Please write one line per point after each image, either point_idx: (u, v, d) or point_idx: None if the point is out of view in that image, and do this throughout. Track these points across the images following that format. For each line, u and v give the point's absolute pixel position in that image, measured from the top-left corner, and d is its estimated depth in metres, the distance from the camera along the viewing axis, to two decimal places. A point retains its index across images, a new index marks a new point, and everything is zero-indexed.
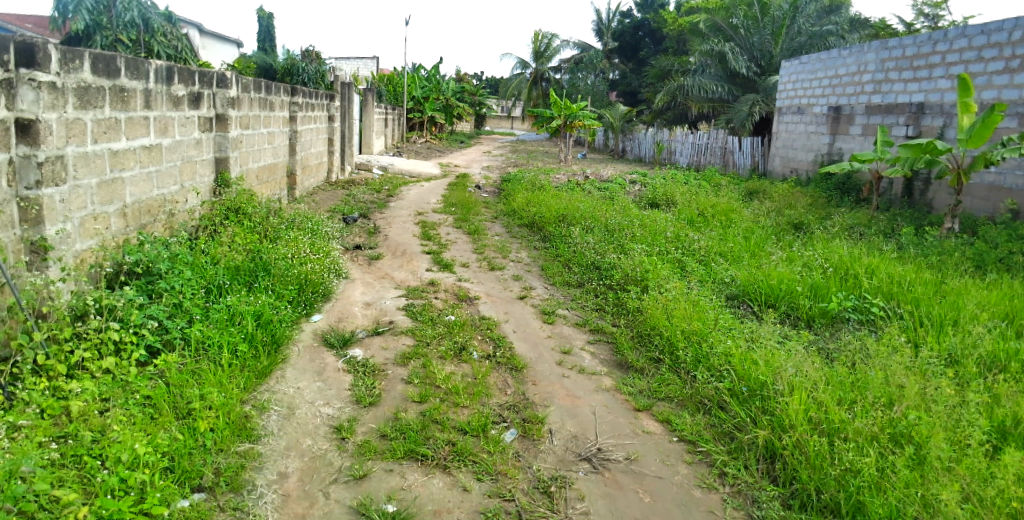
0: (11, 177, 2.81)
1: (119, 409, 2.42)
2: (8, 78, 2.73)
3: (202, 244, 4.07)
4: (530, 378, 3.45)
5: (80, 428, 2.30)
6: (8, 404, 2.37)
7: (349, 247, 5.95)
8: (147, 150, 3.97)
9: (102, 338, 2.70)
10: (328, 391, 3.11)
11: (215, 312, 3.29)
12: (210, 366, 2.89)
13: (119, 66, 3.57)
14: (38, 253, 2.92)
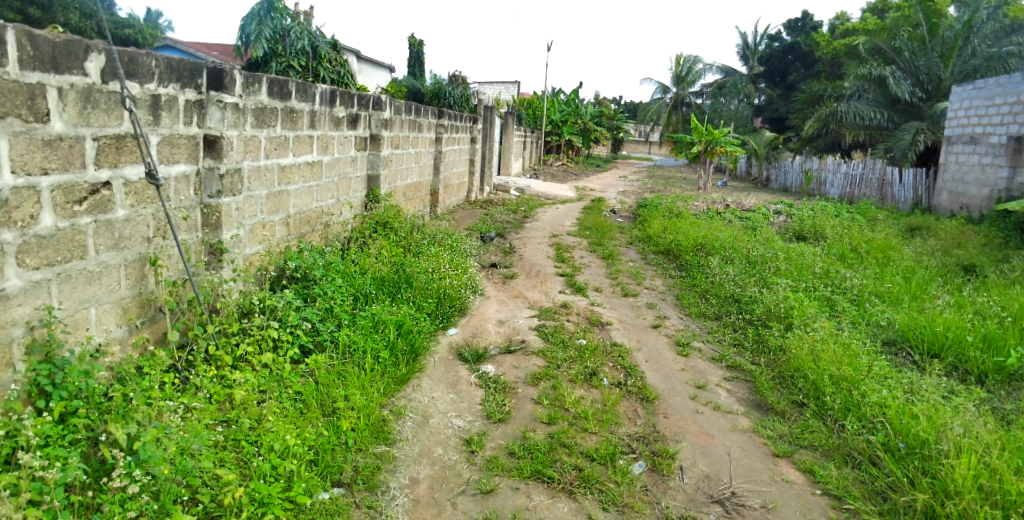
0: (197, 186, 3.24)
1: (274, 401, 2.61)
2: (200, 99, 3.15)
3: (353, 255, 4.35)
4: (661, 411, 3.31)
5: (241, 416, 2.50)
6: (182, 387, 2.63)
7: (485, 265, 6.13)
8: (310, 166, 4.35)
9: (263, 335, 2.96)
10: (461, 404, 3.18)
11: (361, 319, 3.46)
12: (355, 369, 3.04)
13: (291, 89, 3.93)
14: (215, 255, 3.34)
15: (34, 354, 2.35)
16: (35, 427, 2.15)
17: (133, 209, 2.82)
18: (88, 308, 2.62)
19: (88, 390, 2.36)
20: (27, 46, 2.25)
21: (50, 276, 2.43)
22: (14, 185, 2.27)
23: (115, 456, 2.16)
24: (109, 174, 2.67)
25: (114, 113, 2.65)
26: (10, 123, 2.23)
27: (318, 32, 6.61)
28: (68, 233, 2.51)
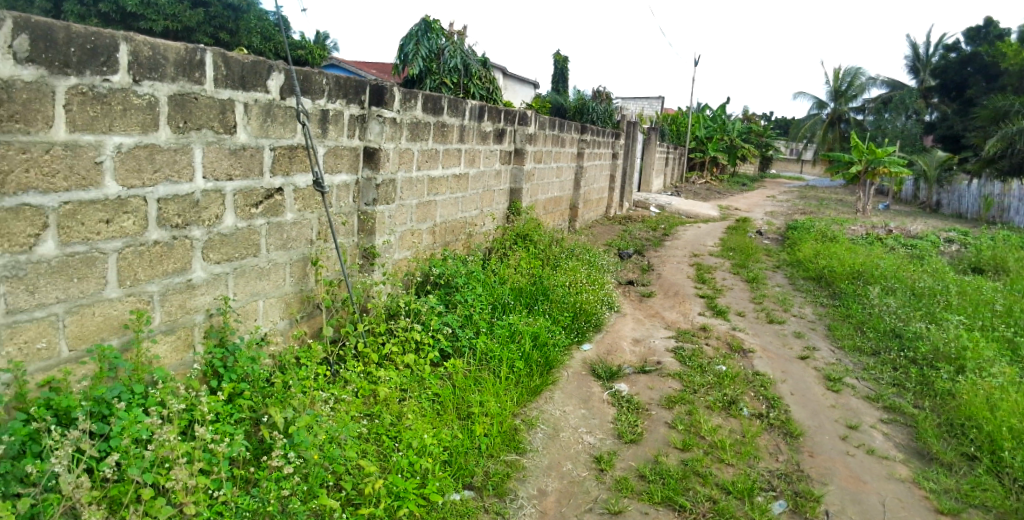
0: (356, 194, 3.53)
1: (414, 401, 2.74)
2: (362, 114, 3.43)
3: (493, 265, 4.50)
4: (806, 449, 3.08)
5: (383, 411, 2.65)
6: (333, 380, 2.84)
7: (621, 282, 6.09)
8: (457, 179, 4.54)
9: (407, 337, 3.13)
10: (592, 420, 3.16)
11: (499, 328, 3.58)
12: (490, 376, 3.14)
13: (444, 104, 4.15)
14: (368, 258, 3.59)
15: (212, 338, 2.69)
16: (210, 403, 2.41)
17: (299, 213, 3.15)
18: (258, 300, 2.96)
19: (255, 376, 2.62)
20: (221, 66, 2.59)
21: (228, 270, 2.78)
22: (205, 188, 2.62)
23: (273, 436, 2.36)
24: (281, 181, 3.01)
25: (289, 126, 2.98)
26: (205, 133, 2.58)
27: (470, 50, 6.86)
28: (246, 233, 2.85)
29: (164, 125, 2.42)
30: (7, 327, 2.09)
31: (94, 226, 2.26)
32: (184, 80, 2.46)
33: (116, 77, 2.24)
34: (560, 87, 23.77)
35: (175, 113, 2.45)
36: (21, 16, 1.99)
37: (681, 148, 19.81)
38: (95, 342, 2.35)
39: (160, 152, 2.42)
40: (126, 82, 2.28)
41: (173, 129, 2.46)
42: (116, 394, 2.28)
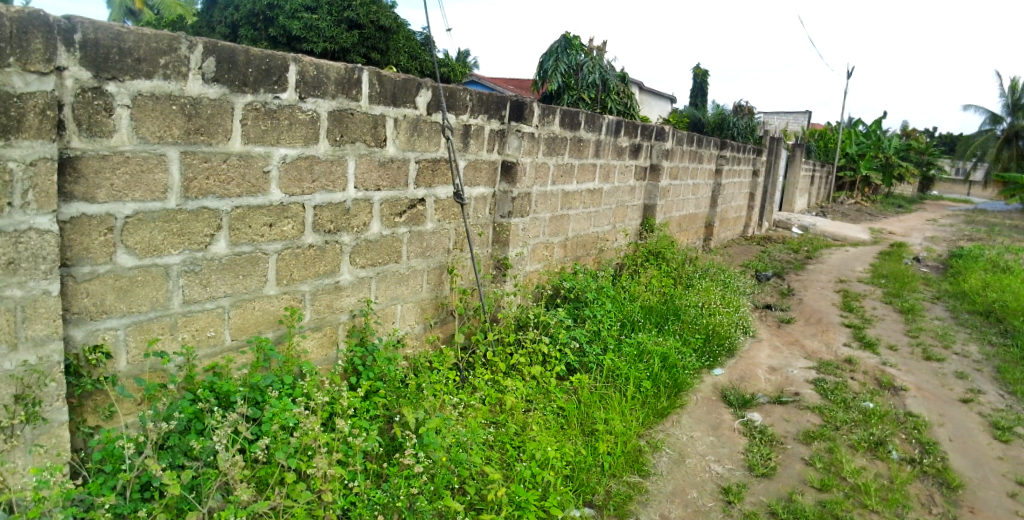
0: (492, 207, 3.83)
1: (539, 414, 2.83)
2: (501, 129, 3.73)
3: (624, 281, 4.70)
4: (965, 503, 2.83)
5: (508, 421, 2.74)
6: (462, 386, 2.98)
7: (758, 305, 5.93)
8: (592, 194, 4.80)
9: (534, 349, 3.29)
10: (721, 449, 3.11)
11: (626, 347, 3.72)
12: (617, 394, 3.21)
13: (580, 120, 4.38)
14: (500, 269, 3.87)
15: (353, 337, 3.00)
16: (349, 398, 2.57)
17: (439, 223, 3.43)
18: (395, 304, 3.25)
19: (391, 376, 2.77)
20: (375, 84, 2.91)
21: (372, 275, 3.09)
22: (355, 196, 2.94)
23: (405, 434, 2.48)
24: (424, 192, 3.30)
25: (434, 140, 3.26)
26: (357, 146, 2.90)
27: (609, 64, 6.85)
28: (389, 240, 3.15)
29: (322, 138, 2.75)
30: (183, 315, 2.45)
31: (259, 228, 2.61)
32: (342, 97, 2.79)
33: (285, 94, 2.59)
34: (699, 102, 23.59)
35: (333, 128, 2.78)
36: (211, 42, 2.36)
37: (824, 165, 18.85)
38: (253, 334, 2.66)
39: (318, 163, 2.76)
40: (293, 99, 2.62)
41: (330, 142, 2.79)
42: (269, 383, 2.51)
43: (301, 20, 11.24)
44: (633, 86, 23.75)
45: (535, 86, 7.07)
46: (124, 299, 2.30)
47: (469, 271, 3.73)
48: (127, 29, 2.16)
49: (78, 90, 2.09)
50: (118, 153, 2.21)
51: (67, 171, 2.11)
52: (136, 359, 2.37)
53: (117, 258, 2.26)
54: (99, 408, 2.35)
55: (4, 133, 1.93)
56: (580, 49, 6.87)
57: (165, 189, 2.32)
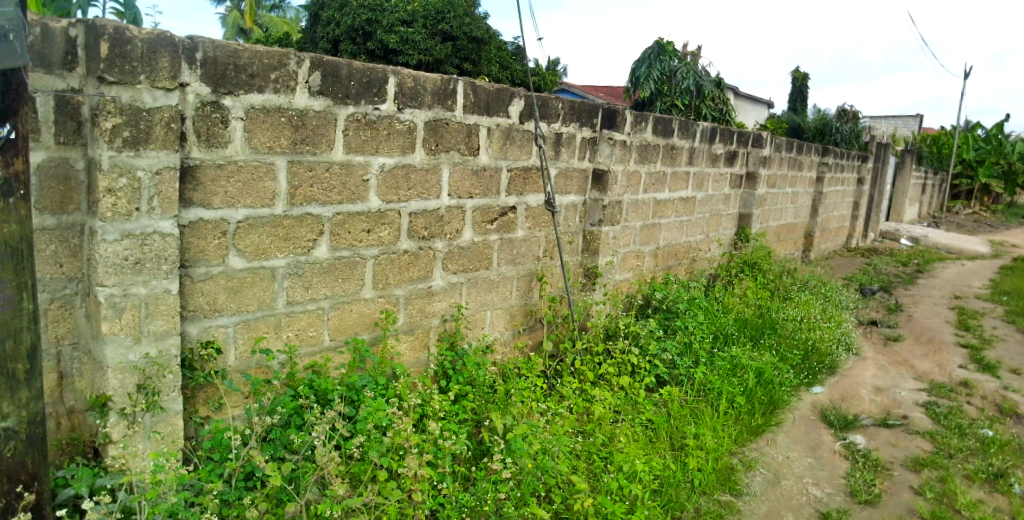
0: (583, 215, 3.93)
1: (627, 425, 2.88)
2: (593, 137, 3.84)
3: (716, 294, 4.82)
4: None
5: (596, 430, 2.79)
6: (549, 393, 3.08)
7: (863, 321, 5.78)
8: (684, 203, 4.91)
9: (623, 359, 3.39)
10: (820, 471, 3.13)
11: (720, 360, 3.76)
12: (708, 409, 3.25)
13: (673, 127, 4.48)
14: (589, 277, 3.97)
15: (443, 341, 3.10)
16: (439, 401, 2.65)
17: (529, 230, 3.55)
18: (485, 310, 3.37)
19: (480, 380, 2.88)
20: (470, 94, 3.04)
21: (463, 281, 3.21)
22: (448, 204, 3.07)
23: (494, 439, 2.57)
24: (515, 200, 3.42)
25: (525, 148, 3.39)
26: (452, 155, 3.03)
27: (703, 70, 6.81)
28: (480, 247, 3.27)
29: (419, 148, 2.88)
30: (287, 316, 2.60)
31: (357, 234, 2.74)
32: (437, 107, 2.91)
33: (384, 105, 2.72)
34: (800, 107, 22.84)
35: (429, 137, 2.91)
36: (317, 57, 2.50)
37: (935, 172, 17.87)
38: (350, 335, 2.80)
39: (414, 172, 2.89)
40: (392, 110, 2.75)
41: (426, 150, 2.92)
42: (364, 383, 2.62)
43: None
44: (731, 92, 23.03)
45: (627, 92, 7.14)
46: (235, 299, 2.45)
47: (560, 279, 3.84)
48: (243, 47, 2.31)
49: (199, 105, 2.26)
50: (233, 162, 2.36)
51: (188, 179, 2.28)
52: (244, 355, 2.53)
53: (230, 260, 2.42)
54: (209, 400, 2.51)
55: (135, 144, 2.11)
56: (675, 53, 6.87)
57: (273, 196, 2.47)
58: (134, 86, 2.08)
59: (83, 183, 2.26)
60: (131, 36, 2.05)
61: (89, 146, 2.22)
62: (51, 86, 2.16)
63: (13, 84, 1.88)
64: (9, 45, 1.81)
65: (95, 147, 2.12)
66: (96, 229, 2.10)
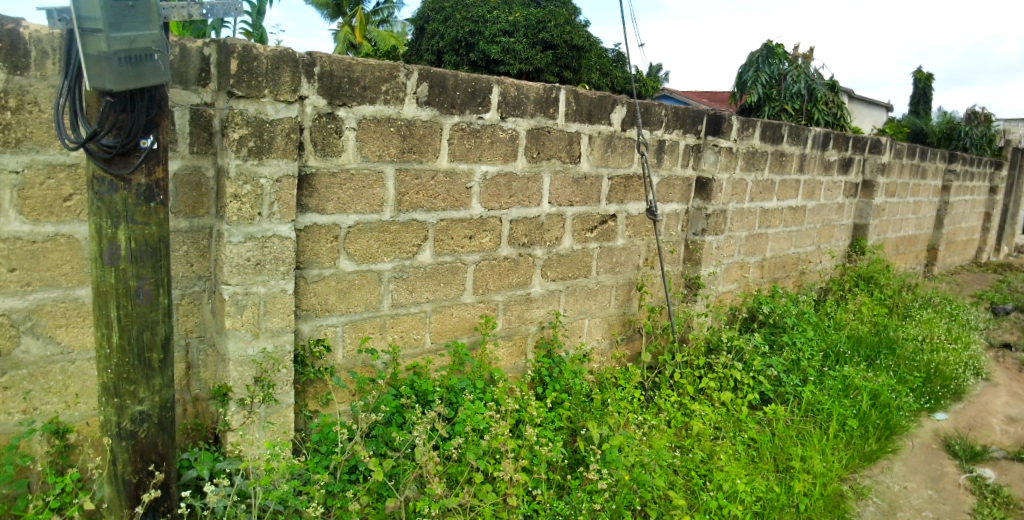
0: (685, 223, 3.94)
1: (727, 443, 2.85)
2: (697, 144, 3.84)
3: (829, 308, 4.68)
4: None
5: (694, 446, 2.79)
6: (647, 405, 3.11)
7: (995, 343, 5.33)
8: (793, 212, 4.82)
9: (724, 374, 3.39)
10: (941, 506, 2.94)
11: (830, 379, 3.64)
12: (816, 431, 3.12)
13: (783, 133, 4.42)
14: (691, 288, 3.97)
15: (542, 349, 3.17)
16: (536, 408, 2.71)
17: (629, 239, 3.58)
18: (584, 318, 3.43)
19: (577, 389, 2.96)
20: (571, 102, 3.08)
21: (562, 288, 3.27)
22: (548, 211, 3.14)
23: (590, 448, 2.59)
24: (615, 208, 3.45)
25: (626, 156, 3.41)
26: (553, 163, 3.08)
27: (816, 73, 6.62)
28: (579, 254, 3.33)
29: (521, 155, 2.95)
30: (391, 317, 2.72)
31: (460, 240, 2.84)
32: (540, 115, 2.97)
33: (487, 114, 2.80)
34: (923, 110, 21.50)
35: (531, 145, 2.98)
36: (425, 69, 2.59)
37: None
38: (450, 338, 2.90)
39: (515, 179, 2.97)
40: (495, 118, 2.83)
41: (528, 158, 2.99)
42: (463, 386, 2.73)
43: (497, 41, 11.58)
44: (845, 96, 21.92)
45: (733, 98, 7.11)
46: (344, 300, 2.59)
47: (660, 289, 3.85)
48: (357, 61, 2.43)
49: (316, 116, 2.39)
50: (345, 170, 2.49)
51: (305, 186, 2.42)
52: (350, 353, 2.66)
53: (340, 263, 2.55)
54: (318, 395, 2.65)
55: (258, 153, 2.26)
56: (784, 56, 6.75)
57: (382, 202, 2.59)
58: (259, 99, 2.23)
59: (213, 190, 2.44)
60: (258, 53, 2.20)
61: (219, 155, 2.39)
62: (187, 100, 2.34)
63: (156, 99, 2.05)
64: (155, 63, 1.99)
65: (224, 156, 2.28)
66: (223, 231, 2.26)
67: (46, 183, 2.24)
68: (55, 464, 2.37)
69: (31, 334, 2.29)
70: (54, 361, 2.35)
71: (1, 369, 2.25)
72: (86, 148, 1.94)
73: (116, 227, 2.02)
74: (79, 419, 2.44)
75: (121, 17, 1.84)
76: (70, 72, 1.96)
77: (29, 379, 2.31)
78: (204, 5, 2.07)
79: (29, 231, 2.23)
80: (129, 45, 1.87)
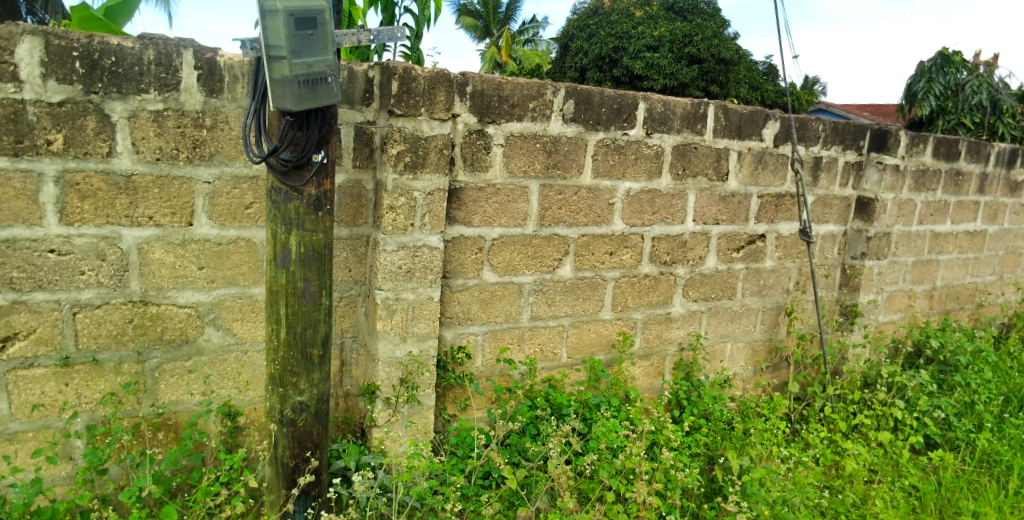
0: (843, 246, 3.87)
1: (883, 487, 2.78)
2: (859, 161, 3.76)
3: (1010, 348, 4.28)
4: None
5: (846, 487, 2.75)
6: (796, 439, 3.18)
7: None
8: (970, 236, 4.50)
9: (883, 412, 3.33)
10: None
11: (1011, 427, 3.32)
12: (992, 484, 2.90)
13: (961, 149, 4.15)
14: (847, 316, 3.89)
15: (680, 371, 3.29)
16: (674, 431, 2.76)
17: (778, 260, 3.55)
18: (726, 342, 3.48)
19: (716, 415, 2.99)
20: (720, 118, 3.10)
21: (703, 309, 3.33)
22: (693, 229, 3.19)
23: (729, 478, 2.62)
24: (766, 228, 3.44)
25: (778, 174, 3.39)
26: (699, 180, 3.13)
27: (1001, 82, 6.18)
28: (724, 275, 3.36)
29: (666, 173, 3.02)
30: (530, 329, 2.87)
31: (601, 256, 2.96)
32: (687, 131, 3.02)
33: (633, 130, 2.88)
34: None
35: (677, 162, 3.04)
36: (572, 86, 2.68)
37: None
38: (587, 354, 3.03)
39: (659, 197, 3.04)
40: (640, 134, 2.90)
41: (673, 176, 3.05)
42: (598, 402, 2.84)
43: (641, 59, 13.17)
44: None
45: (902, 112, 6.78)
46: (485, 310, 2.74)
47: (812, 315, 3.77)
48: (506, 80, 2.54)
49: (466, 133, 2.52)
50: (492, 185, 2.62)
51: (454, 199, 2.56)
52: (489, 361, 2.82)
53: (483, 274, 2.71)
54: (457, 400, 2.79)
55: (413, 168, 2.41)
56: (962, 64, 6.41)
57: (525, 217, 2.72)
58: (415, 117, 2.37)
59: (371, 201, 2.62)
60: (416, 74, 2.33)
61: (379, 169, 2.56)
62: (353, 118, 2.52)
63: (328, 117, 2.19)
64: (329, 86, 2.12)
65: (382, 170, 2.45)
66: (379, 240, 2.43)
67: (232, 193, 2.48)
68: (226, 442, 2.63)
69: (213, 325, 2.55)
70: (230, 350, 2.61)
71: (187, 355, 2.53)
72: (267, 162, 2.13)
73: (289, 233, 2.19)
74: (248, 403, 2.69)
75: (302, 46, 1.99)
76: (255, 94, 2.12)
77: (209, 365, 2.58)
78: (371, 30, 2.17)
79: (216, 235, 2.48)
80: (306, 70, 2.01)
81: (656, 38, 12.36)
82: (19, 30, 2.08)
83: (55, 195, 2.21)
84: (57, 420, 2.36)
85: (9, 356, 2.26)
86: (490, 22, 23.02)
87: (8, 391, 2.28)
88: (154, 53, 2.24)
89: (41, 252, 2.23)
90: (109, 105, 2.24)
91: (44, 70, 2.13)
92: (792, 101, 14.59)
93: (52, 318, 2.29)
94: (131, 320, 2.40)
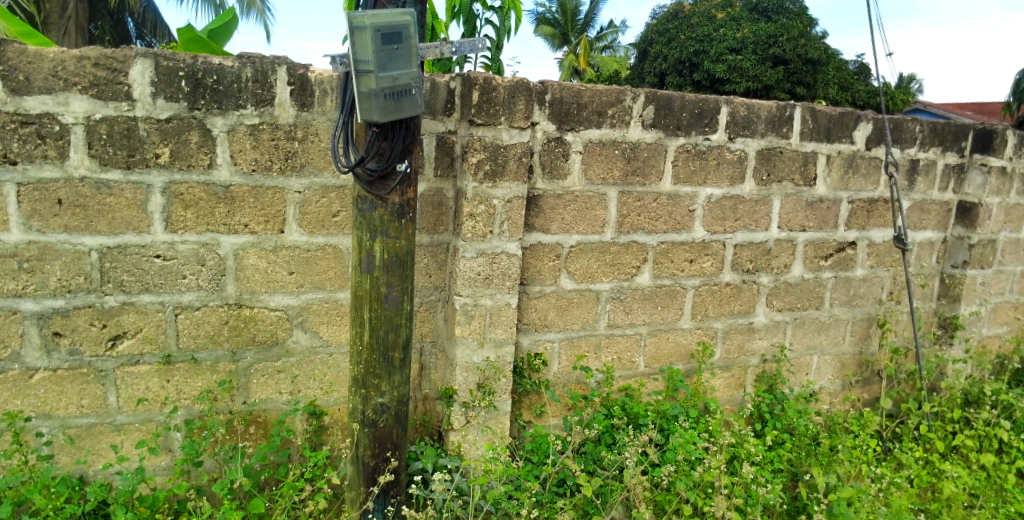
0: (942, 254, 3.67)
1: (985, 512, 2.62)
2: (961, 163, 3.56)
3: None
4: None
5: (944, 512, 2.62)
6: (890, 458, 3.04)
7: None
8: None
9: (985, 432, 3.17)
10: None
11: None
12: None
13: None
14: (946, 328, 3.69)
15: (762, 383, 3.21)
16: (756, 446, 2.68)
17: (870, 269, 3.41)
18: (813, 354, 3.35)
19: (801, 430, 2.90)
20: (808, 120, 3.03)
21: (788, 319, 3.23)
22: (777, 237, 3.11)
23: (815, 497, 2.54)
24: (856, 235, 3.32)
25: (870, 178, 3.28)
26: (784, 185, 3.06)
27: None
28: (810, 283, 3.25)
29: (749, 178, 2.97)
30: (607, 337, 2.89)
31: (680, 264, 2.94)
32: (771, 135, 2.97)
33: (714, 135, 2.86)
34: None
35: (760, 167, 2.98)
36: (651, 93, 2.70)
37: None
38: (665, 363, 3.03)
39: (742, 202, 2.99)
40: (722, 139, 2.88)
41: (757, 182, 2.99)
42: (677, 413, 2.83)
43: (725, 63, 13.28)
44: None
45: None
46: (562, 317, 2.79)
47: (907, 327, 3.62)
48: (584, 88, 2.59)
49: (546, 141, 2.58)
50: (570, 192, 2.67)
51: (532, 207, 2.63)
52: (565, 369, 2.86)
53: (561, 281, 2.76)
54: (532, 406, 2.83)
55: (492, 177, 2.46)
56: None
57: (603, 224, 2.76)
58: (495, 127, 2.42)
59: (451, 209, 2.68)
60: (496, 84, 2.39)
61: (459, 178, 2.61)
62: (435, 129, 2.60)
63: (412, 129, 2.21)
64: (412, 98, 2.16)
65: (463, 179, 2.52)
66: (459, 247, 2.50)
67: (321, 202, 2.59)
68: (311, 440, 2.74)
69: (301, 328, 2.68)
70: (317, 352, 2.72)
71: (277, 356, 2.66)
72: (354, 172, 2.16)
73: (373, 239, 2.22)
74: (333, 403, 2.80)
75: (388, 59, 2.03)
76: (344, 106, 2.16)
77: (296, 366, 2.70)
78: (453, 43, 2.20)
79: (306, 241, 2.60)
80: (392, 83, 2.05)
81: (739, 42, 13.24)
82: (133, 54, 2.26)
83: (161, 204, 2.39)
84: (159, 414, 2.54)
85: (119, 353, 2.45)
86: (566, 30, 23.13)
87: (117, 386, 2.47)
88: (251, 71, 2.38)
89: (149, 257, 2.41)
90: (211, 121, 2.39)
91: (154, 90, 2.31)
92: (886, 99, 14.06)
93: (157, 318, 2.46)
94: (226, 321, 2.55)
